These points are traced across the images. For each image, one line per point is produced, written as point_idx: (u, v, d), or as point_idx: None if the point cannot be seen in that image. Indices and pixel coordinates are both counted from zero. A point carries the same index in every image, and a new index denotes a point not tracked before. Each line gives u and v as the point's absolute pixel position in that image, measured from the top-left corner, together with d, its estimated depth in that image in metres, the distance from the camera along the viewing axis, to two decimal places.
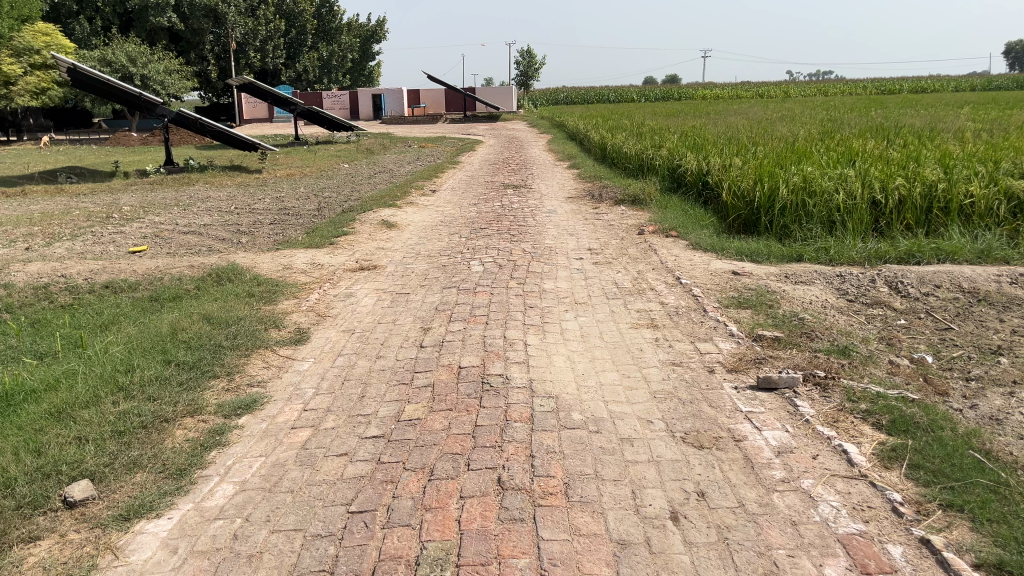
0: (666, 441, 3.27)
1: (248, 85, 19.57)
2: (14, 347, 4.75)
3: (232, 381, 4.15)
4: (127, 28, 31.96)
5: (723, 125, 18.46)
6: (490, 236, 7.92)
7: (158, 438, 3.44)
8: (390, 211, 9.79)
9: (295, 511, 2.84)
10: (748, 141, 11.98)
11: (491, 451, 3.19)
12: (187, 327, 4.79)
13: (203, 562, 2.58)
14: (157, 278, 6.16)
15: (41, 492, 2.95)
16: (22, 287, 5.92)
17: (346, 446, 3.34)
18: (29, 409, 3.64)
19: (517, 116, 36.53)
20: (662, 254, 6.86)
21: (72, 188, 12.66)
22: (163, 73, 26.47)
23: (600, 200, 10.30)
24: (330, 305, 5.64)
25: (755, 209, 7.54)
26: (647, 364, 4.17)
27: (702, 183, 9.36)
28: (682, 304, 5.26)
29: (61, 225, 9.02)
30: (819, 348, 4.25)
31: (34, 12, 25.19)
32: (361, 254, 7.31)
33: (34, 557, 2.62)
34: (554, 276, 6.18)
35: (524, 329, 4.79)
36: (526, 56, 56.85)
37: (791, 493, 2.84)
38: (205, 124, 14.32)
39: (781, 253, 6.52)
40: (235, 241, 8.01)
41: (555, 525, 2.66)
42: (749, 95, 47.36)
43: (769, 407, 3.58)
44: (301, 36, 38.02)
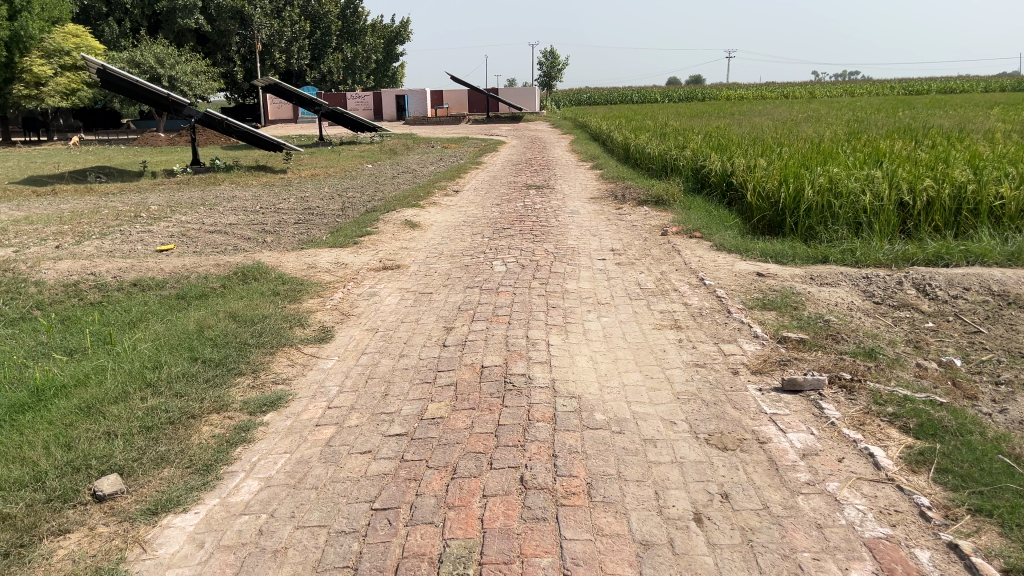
0: (690, 442, 3.25)
1: (274, 87, 19.70)
2: (44, 343, 4.82)
3: (257, 379, 4.19)
4: (155, 30, 32.39)
5: (746, 125, 18.38)
6: (513, 236, 7.94)
7: (185, 434, 3.48)
8: (413, 211, 9.83)
9: (320, 508, 2.87)
10: (773, 142, 11.96)
11: (515, 450, 3.19)
12: (213, 325, 4.85)
13: (229, 557, 2.61)
14: (184, 276, 6.24)
15: (71, 486, 3.00)
16: (51, 285, 6.01)
17: (369, 444, 3.36)
18: (59, 404, 3.70)
19: (542, 117, 36.57)
20: (685, 254, 6.85)
21: (101, 187, 12.82)
22: (190, 74, 26.78)
23: (623, 200, 10.30)
24: (354, 304, 5.67)
25: (780, 209, 7.50)
26: (670, 364, 4.16)
27: (726, 183, 9.33)
28: (706, 305, 5.25)
29: (90, 224, 9.15)
30: (845, 350, 4.22)
31: (66, 14, 25.66)
32: (385, 254, 7.34)
33: (63, 550, 2.66)
34: (577, 276, 6.19)
35: (547, 329, 4.80)
36: (549, 56, 56.90)
37: (816, 496, 2.82)
38: (231, 124, 14.44)
39: (807, 254, 6.47)
40: (260, 240, 8.08)
41: (578, 526, 2.66)
42: (773, 96, 47.07)
43: (794, 409, 3.55)
44: (326, 37, 38.35)
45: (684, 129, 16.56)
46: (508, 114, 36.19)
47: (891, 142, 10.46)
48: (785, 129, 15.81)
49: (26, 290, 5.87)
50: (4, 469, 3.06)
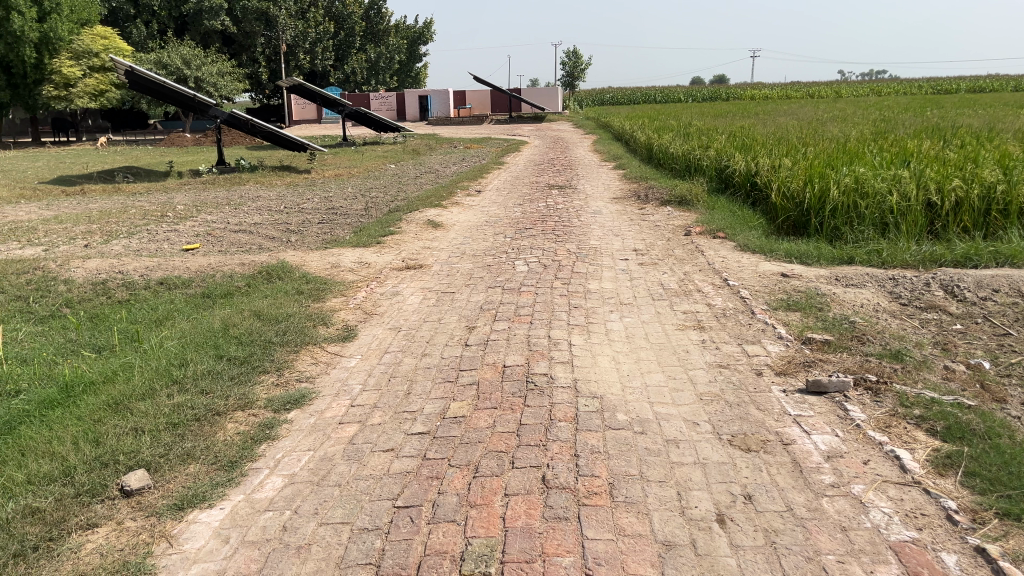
0: (713, 443, 3.24)
1: (299, 88, 19.84)
2: (74, 341, 4.90)
3: (281, 377, 4.22)
4: (181, 32, 32.78)
5: (770, 125, 18.22)
6: (535, 236, 7.94)
7: (211, 431, 3.52)
8: (435, 211, 9.85)
9: (343, 505, 2.89)
10: (798, 142, 11.84)
11: (536, 450, 3.20)
12: (238, 323, 4.90)
13: (253, 552, 2.63)
14: (210, 275, 6.31)
15: (100, 481, 3.05)
16: (80, 283, 6.09)
17: (392, 442, 3.38)
18: (88, 401, 3.76)
19: (564, 117, 36.46)
20: (709, 255, 6.82)
21: (128, 187, 12.99)
22: (216, 75, 27.02)
23: (646, 200, 10.25)
24: (377, 303, 5.70)
25: (805, 210, 7.44)
26: (694, 365, 4.13)
27: (750, 183, 9.26)
28: (730, 306, 5.21)
29: (118, 224, 9.28)
30: (871, 352, 4.17)
31: (94, 16, 26.33)
32: (407, 254, 7.37)
33: (91, 544, 2.70)
34: (599, 276, 6.18)
35: (569, 329, 4.79)
36: (572, 57, 56.79)
37: (841, 498, 2.79)
38: (256, 124, 14.55)
39: (832, 256, 6.41)
40: (284, 240, 8.14)
41: (600, 525, 2.66)
42: (798, 96, 46.57)
43: (819, 411, 3.52)
44: (350, 38, 38.60)
45: (707, 129, 16.45)
46: (530, 114, 36.14)
47: (919, 142, 10.30)
48: (810, 129, 15.64)
49: (56, 289, 5.97)
50: (35, 464, 3.11)
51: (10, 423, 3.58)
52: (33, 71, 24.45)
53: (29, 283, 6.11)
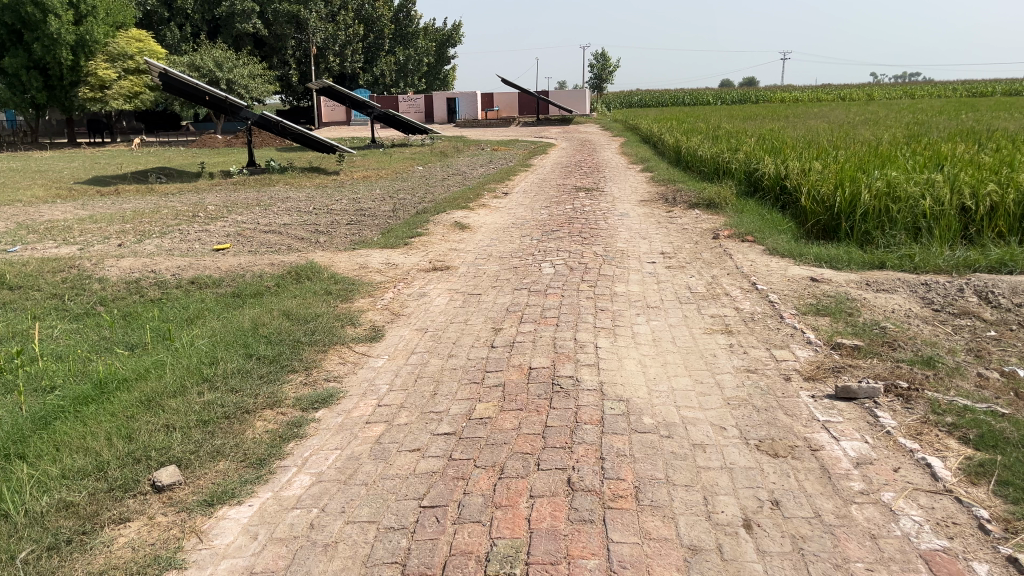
0: (740, 448, 3.21)
1: (328, 90, 20.03)
2: (107, 338, 5.00)
3: (309, 376, 4.27)
4: (214, 34, 33.24)
5: (799, 128, 18.09)
6: (561, 238, 7.93)
7: (240, 429, 3.57)
8: (463, 212, 9.88)
9: (369, 503, 2.91)
10: (829, 145, 11.71)
11: (561, 452, 3.20)
12: (267, 322, 4.97)
13: (281, 549, 2.66)
14: (240, 275, 6.38)
15: (132, 476, 3.10)
16: (114, 282, 6.20)
17: (419, 442, 3.40)
18: (121, 397, 3.82)
19: (592, 119, 36.39)
20: (737, 258, 6.77)
21: (161, 188, 13.20)
22: (248, 77, 27.35)
23: (674, 203, 10.20)
24: (404, 304, 5.75)
25: (835, 214, 7.36)
26: (721, 370, 4.11)
27: (780, 187, 9.18)
28: (758, 310, 5.17)
29: (151, 223, 9.45)
30: (902, 358, 4.12)
31: (129, 19, 26.82)
32: (435, 255, 7.42)
33: (123, 538, 2.75)
34: (626, 279, 6.17)
35: (595, 331, 4.79)
36: (600, 59, 56.64)
37: (871, 505, 2.76)
38: (286, 126, 14.69)
39: (862, 260, 6.33)
40: (313, 241, 8.22)
41: (626, 528, 2.66)
42: (828, 98, 46.22)
43: (848, 417, 3.48)
44: (379, 40, 38.89)
45: (737, 132, 16.37)
46: (558, 117, 36.10)
47: (954, 146, 10.15)
48: (842, 133, 15.47)
49: (91, 287, 6.09)
50: (69, 458, 3.18)
51: (46, 418, 3.65)
52: (70, 74, 24.90)
53: (65, 281, 6.23)
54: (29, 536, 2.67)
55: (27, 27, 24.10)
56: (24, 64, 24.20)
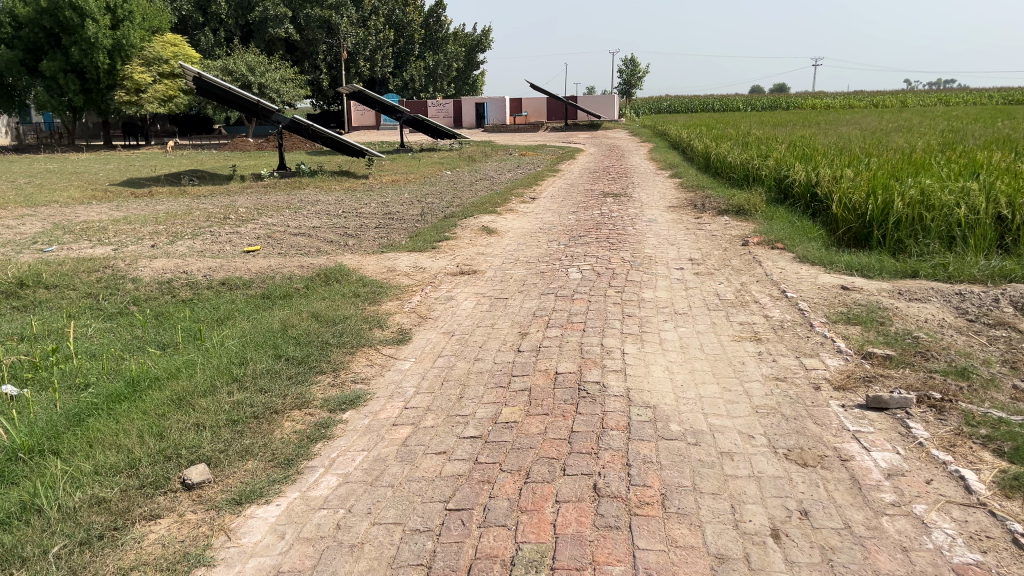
0: (768, 457, 3.18)
1: (358, 94, 20.17)
2: (139, 337, 5.08)
3: (337, 377, 4.30)
4: (247, 39, 33.68)
5: (832, 135, 17.93)
6: (589, 243, 7.92)
7: (269, 429, 3.60)
8: (490, 217, 9.91)
9: (395, 505, 2.92)
10: (861, 152, 11.57)
11: (588, 458, 3.19)
12: (297, 323, 5.02)
13: (307, 549, 2.68)
14: (270, 276, 6.45)
15: (163, 473, 3.15)
16: (147, 282, 6.30)
17: (444, 445, 3.41)
18: (152, 396, 3.88)
19: (620, 125, 36.24)
20: (766, 265, 6.71)
21: (193, 190, 13.40)
22: (279, 82, 27.68)
23: (703, 209, 10.14)
24: (431, 307, 5.78)
25: (867, 221, 7.28)
26: (749, 378, 4.07)
27: (811, 194, 9.10)
28: (788, 318, 5.12)
29: (183, 225, 9.60)
30: (935, 368, 4.05)
31: (165, 24, 27.23)
32: (462, 259, 7.44)
33: (154, 534, 2.79)
34: (653, 285, 6.14)
35: (622, 337, 4.77)
36: (629, 65, 56.50)
37: (902, 517, 2.72)
38: (317, 130, 14.81)
39: (895, 269, 6.25)
40: (342, 244, 8.29)
41: (652, 535, 2.64)
42: (860, 105, 45.79)
43: (879, 427, 3.43)
44: (409, 45, 39.12)
45: (767, 138, 16.24)
46: (587, 122, 36.04)
47: (989, 153, 9.98)
48: (874, 140, 15.28)
49: (124, 286, 6.19)
50: (102, 455, 3.23)
51: (79, 415, 3.71)
52: (106, 77, 25.35)
53: (99, 281, 6.34)
54: (61, 531, 2.71)
55: (65, 31, 24.59)
56: (62, 67, 24.69)
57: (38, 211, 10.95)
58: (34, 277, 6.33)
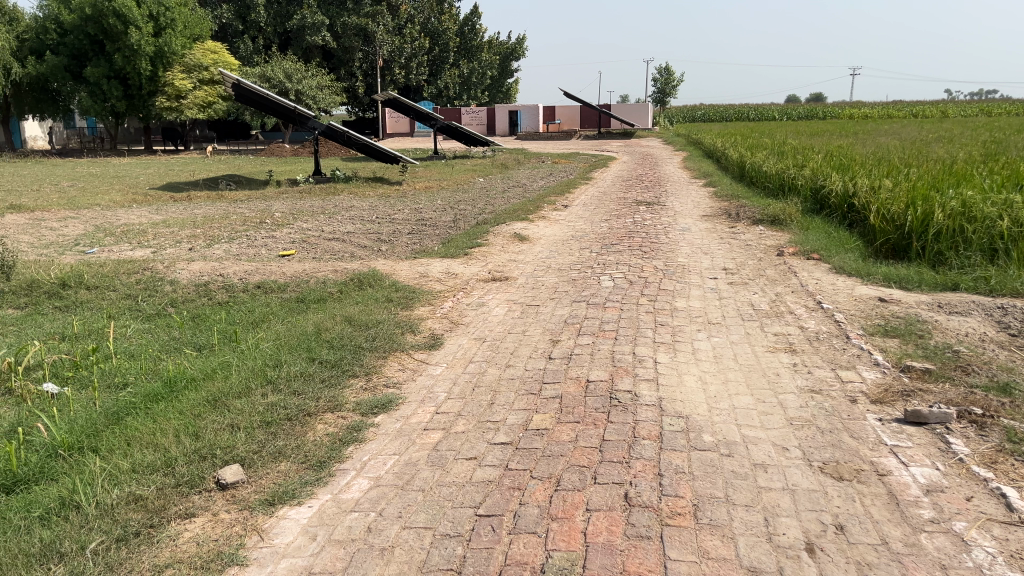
0: (803, 470, 3.14)
1: (393, 101, 20.31)
2: (176, 338, 5.17)
3: (370, 381, 4.33)
4: (285, 47, 34.19)
5: (870, 146, 17.68)
6: (621, 252, 7.88)
7: (301, 431, 3.63)
8: (522, 224, 9.92)
9: (426, 510, 2.93)
10: (900, 162, 11.37)
11: (619, 467, 3.17)
12: (331, 327, 5.07)
13: (339, 551, 2.70)
14: (305, 280, 6.53)
15: (198, 473, 3.19)
16: (184, 284, 6.41)
17: (475, 451, 3.41)
18: (189, 396, 3.94)
19: (654, 133, 36.07)
20: (802, 276, 6.63)
21: (231, 194, 13.61)
22: (316, 88, 28.02)
23: (738, 218, 10.06)
24: (463, 313, 5.80)
25: (906, 233, 7.16)
26: (785, 390, 4.01)
27: (848, 205, 8.98)
28: (824, 330, 5.05)
29: (220, 229, 9.75)
30: (975, 383, 3.97)
31: (206, 32, 27.78)
32: (494, 266, 7.46)
33: (188, 532, 2.83)
34: (687, 294, 6.10)
35: (655, 346, 4.74)
36: (663, 73, 56.26)
37: (941, 535, 2.66)
38: (352, 137, 14.96)
39: (934, 282, 6.14)
40: (376, 249, 8.36)
41: (683, 546, 2.62)
42: (899, 115, 45.15)
43: (918, 442, 3.37)
44: (444, 53, 39.34)
45: (803, 148, 16.05)
46: (621, 131, 35.95)
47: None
48: (914, 150, 15.00)
49: (162, 288, 6.30)
50: (139, 453, 3.29)
51: (118, 413, 3.78)
52: (148, 83, 25.86)
53: (138, 282, 6.46)
54: (98, 527, 2.76)
55: (110, 37, 25.19)
56: (105, 73, 25.26)
57: (80, 214, 11.20)
58: (76, 277, 6.47)
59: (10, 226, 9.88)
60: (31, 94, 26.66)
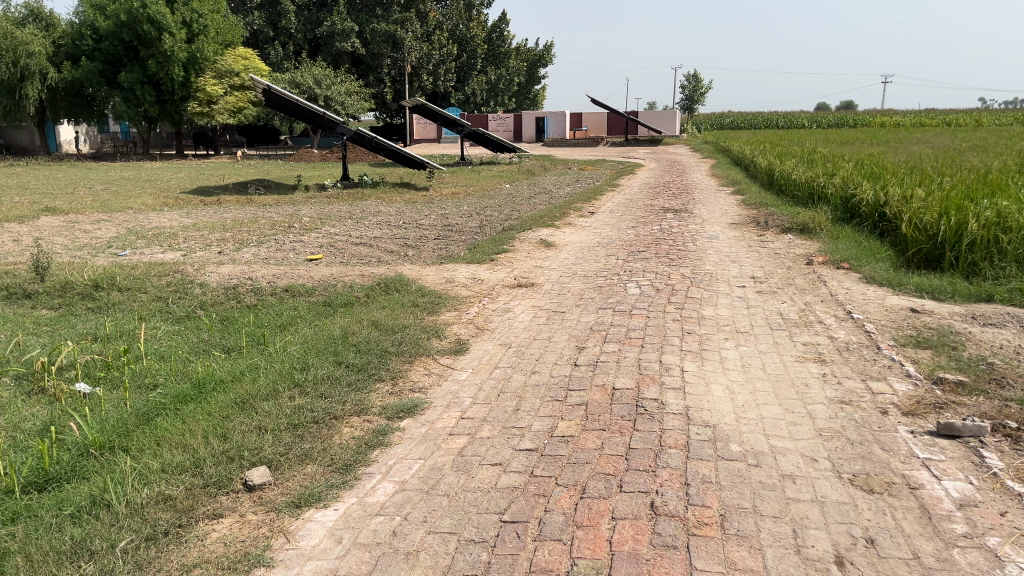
0: (833, 481, 3.10)
1: (421, 107, 20.42)
2: (206, 340, 5.22)
3: (395, 386, 4.35)
4: (315, 53, 34.54)
5: (902, 154, 17.44)
6: (648, 259, 7.85)
7: (328, 434, 3.66)
8: (548, 230, 9.92)
9: (451, 515, 2.94)
10: (932, 171, 11.21)
11: (645, 475, 3.15)
12: (357, 331, 5.10)
13: (364, 554, 2.71)
14: (332, 284, 6.58)
15: (226, 474, 3.22)
16: (214, 287, 6.49)
17: (500, 457, 3.41)
18: (218, 398, 3.98)
19: (681, 141, 35.87)
20: (832, 285, 6.56)
21: (260, 199, 13.75)
22: (344, 94, 28.26)
23: (766, 227, 9.98)
24: (489, 318, 5.80)
25: (939, 243, 7.05)
26: (814, 400, 3.97)
27: (879, 214, 8.86)
28: (854, 340, 4.98)
29: (249, 232, 9.85)
30: (1011, 397, 3.89)
31: (237, 39, 28.12)
32: (520, 272, 7.46)
33: (216, 533, 2.85)
34: (714, 302, 6.06)
35: (681, 355, 4.71)
36: (692, 80, 55.94)
37: (974, 550, 2.61)
38: (380, 142, 15.05)
39: (968, 292, 6.05)
40: (402, 254, 8.40)
41: (710, 556, 2.60)
42: (932, 124, 44.52)
43: (951, 455, 3.31)
44: (472, 60, 39.48)
45: (833, 156, 15.86)
46: (648, 138, 35.82)
47: None
48: (948, 159, 14.75)
49: (192, 291, 6.38)
50: (168, 454, 3.33)
51: (148, 413, 3.83)
52: (181, 89, 26.24)
53: (169, 285, 6.54)
54: (128, 526, 2.79)
55: (144, 44, 25.61)
56: (139, 79, 25.66)
57: (114, 217, 11.36)
58: (108, 279, 6.57)
59: (45, 228, 10.07)
60: (67, 98, 27.17)
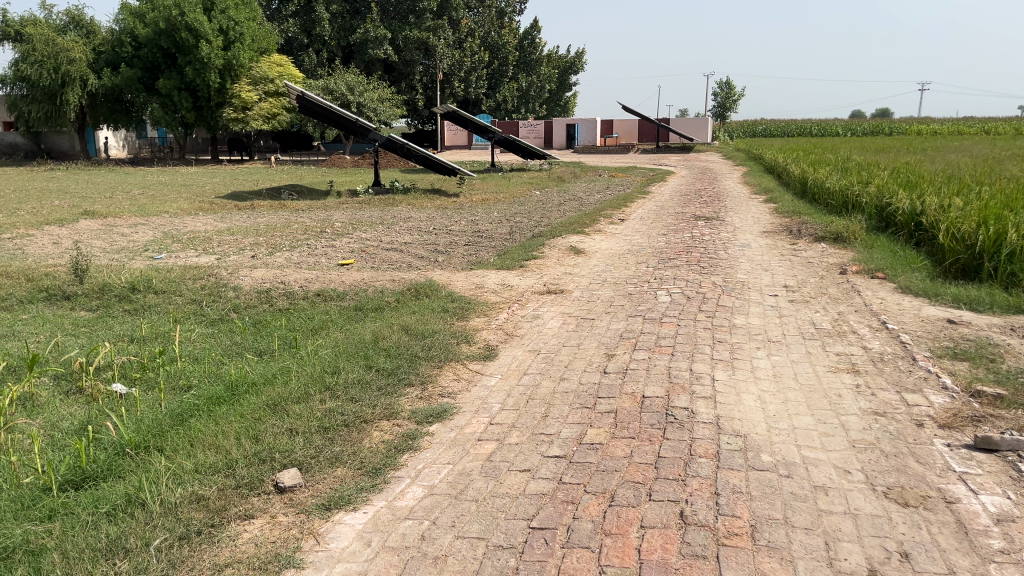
0: (865, 494, 3.05)
1: (451, 114, 20.53)
2: (239, 343, 5.29)
3: (425, 391, 4.36)
4: (348, 60, 34.88)
5: (940, 161, 17.15)
6: (679, 267, 7.80)
7: (358, 437, 3.69)
8: (578, 237, 9.90)
9: (479, 520, 2.94)
10: (970, 180, 11.00)
11: (674, 484, 3.13)
12: (388, 336, 5.14)
13: (393, 557, 2.72)
14: (363, 289, 6.63)
15: (257, 475, 3.26)
16: (247, 290, 6.58)
17: (529, 463, 3.41)
18: (250, 400, 4.03)
19: (713, 148, 35.58)
20: (866, 295, 6.47)
21: (292, 204, 13.89)
22: (377, 101, 28.49)
23: (799, 235, 9.86)
24: (518, 324, 5.81)
25: (976, 253, 6.92)
26: (847, 411, 3.91)
27: (915, 224, 8.72)
28: (889, 351, 4.91)
29: (282, 237, 9.96)
30: None
31: (273, 45, 28.35)
32: (549, 278, 7.46)
33: (247, 533, 2.89)
34: (746, 311, 6.01)
35: (712, 363, 4.68)
36: (724, 87, 55.54)
37: (1011, 565, 2.56)
38: (411, 149, 15.14)
39: (1007, 304, 5.92)
40: (432, 260, 8.43)
41: (740, 567, 2.57)
42: (971, 131, 43.69)
43: (988, 469, 3.24)
44: (503, 67, 39.62)
45: (868, 164, 15.66)
46: (679, 145, 35.62)
47: None
48: (986, 168, 14.47)
49: (226, 294, 6.47)
50: (201, 454, 3.38)
51: (183, 414, 3.89)
52: (216, 95, 26.50)
53: (203, 288, 6.64)
54: (162, 524, 2.84)
55: (181, 51, 26.00)
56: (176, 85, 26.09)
57: (150, 221, 11.57)
58: (144, 282, 6.68)
59: (84, 230, 10.29)
60: (105, 104, 27.68)
